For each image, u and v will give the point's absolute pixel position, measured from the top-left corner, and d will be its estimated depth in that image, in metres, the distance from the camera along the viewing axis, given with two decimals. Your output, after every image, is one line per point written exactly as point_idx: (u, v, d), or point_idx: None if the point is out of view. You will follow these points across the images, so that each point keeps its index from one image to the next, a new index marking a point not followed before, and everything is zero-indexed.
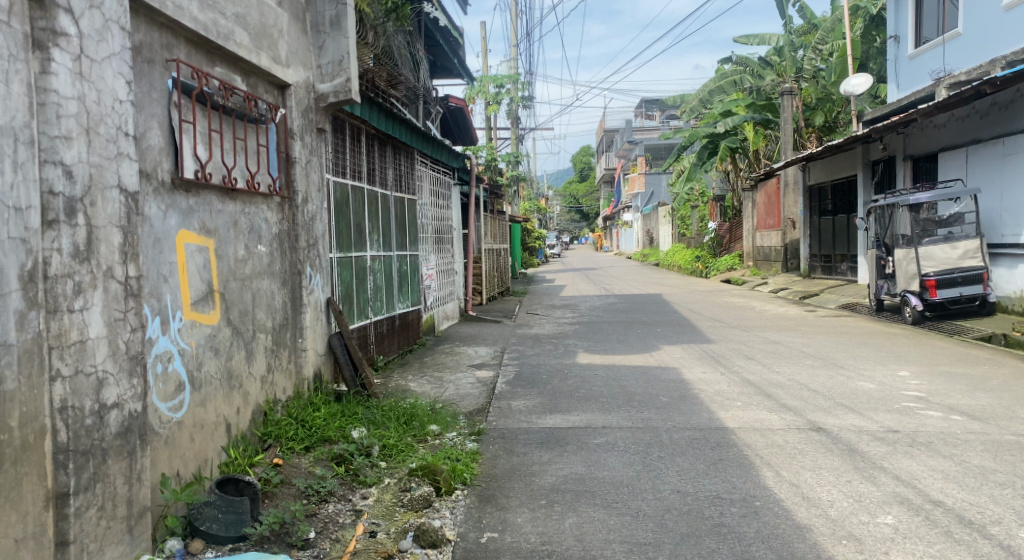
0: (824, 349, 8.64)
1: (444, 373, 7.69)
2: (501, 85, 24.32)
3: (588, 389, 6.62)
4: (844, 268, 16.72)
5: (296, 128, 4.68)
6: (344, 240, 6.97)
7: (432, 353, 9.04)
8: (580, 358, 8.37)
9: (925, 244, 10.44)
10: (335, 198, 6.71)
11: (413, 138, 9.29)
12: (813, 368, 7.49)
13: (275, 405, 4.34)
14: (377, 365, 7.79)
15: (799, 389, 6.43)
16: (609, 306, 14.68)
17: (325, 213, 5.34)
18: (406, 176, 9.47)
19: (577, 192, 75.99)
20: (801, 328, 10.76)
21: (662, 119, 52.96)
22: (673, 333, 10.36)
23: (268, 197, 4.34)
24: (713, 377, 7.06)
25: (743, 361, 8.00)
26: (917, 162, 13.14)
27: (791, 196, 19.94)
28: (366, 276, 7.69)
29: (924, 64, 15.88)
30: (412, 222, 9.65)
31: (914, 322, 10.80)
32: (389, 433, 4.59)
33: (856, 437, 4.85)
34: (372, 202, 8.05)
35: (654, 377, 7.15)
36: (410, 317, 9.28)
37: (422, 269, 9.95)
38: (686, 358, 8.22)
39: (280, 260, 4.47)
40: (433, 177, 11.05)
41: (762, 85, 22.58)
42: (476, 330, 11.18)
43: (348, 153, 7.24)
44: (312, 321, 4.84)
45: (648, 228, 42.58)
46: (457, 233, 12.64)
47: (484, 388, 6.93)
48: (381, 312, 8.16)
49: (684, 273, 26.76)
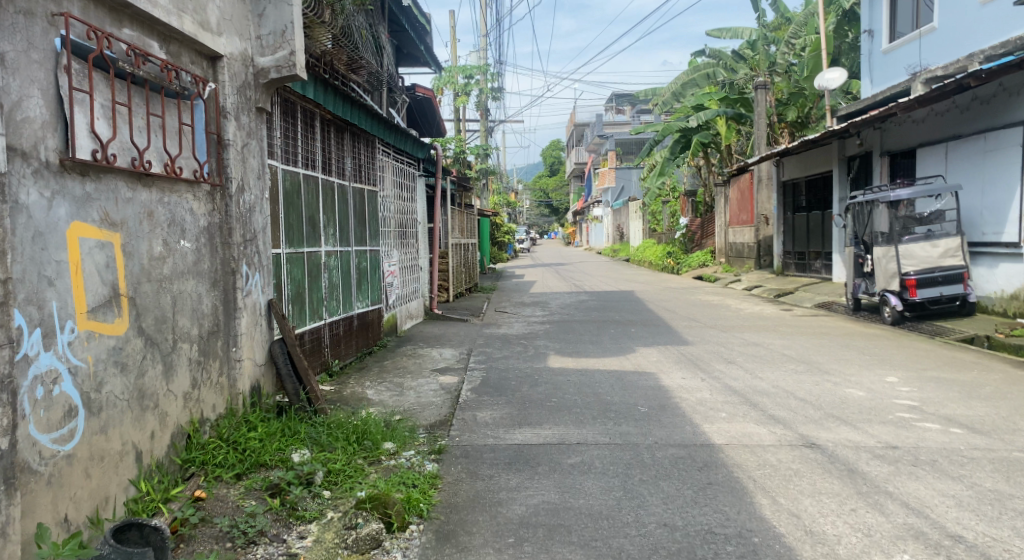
0: (806, 352, 8.27)
1: (406, 379, 7.14)
2: (470, 76, 23.76)
3: (560, 398, 6.15)
4: (818, 266, 16.49)
5: (229, 105, 4.09)
6: (294, 234, 6.41)
7: (394, 356, 8.47)
8: (552, 362, 7.89)
9: (905, 242, 10.13)
10: (283, 188, 6.17)
11: (375, 126, 8.72)
12: (797, 373, 7.10)
13: (202, 426, 3.78)
14: (332, 371, 7.20)
15: (785, 399, 6.02)
16: (580, 304, 14.25)
17: (267, 204, 4.75)
18: (367, 166, 8.88)
19: (547, 186, 75.57)
20: (780, 328, 10.42)
21: (633, 113, 52.67)
22: (648, 333, 9.94)
23: (194, 185, 3.75)
24: (693, 384, 6.64)
25: (722, 365, 7.59)
26: (894, 158, 12.89)
27: (764, 192, 19.77)
28: (321, 274, 7.11)
29: (898, 59, 15.65)
30: (373, 215, 9.07)
31: (894, 322, 10.54)
32: (336, 456, 4.05)
33: (854, 455, 4.43)
34: (328, 193, 7.49)
35: (630, 384, 6.70)
36: (371, 318, 8.70)
37: (384, 266, 9.38)
38: (663, 362, 7.79)
39: (208, 258, 3.90)
40: (397, 167, 10.47)
41: (736, 79, 22.38)
42: (442, 329, 10.63)
43: (299, 139, 6.69)
44: (248, 327, 4.27)
45: (618, 223, 42.29)
46: (423, 227, 12.08)
47: (447, 396, 6.42)
48: (337, 313, 7.57)
49: (656, 269, 26.49)
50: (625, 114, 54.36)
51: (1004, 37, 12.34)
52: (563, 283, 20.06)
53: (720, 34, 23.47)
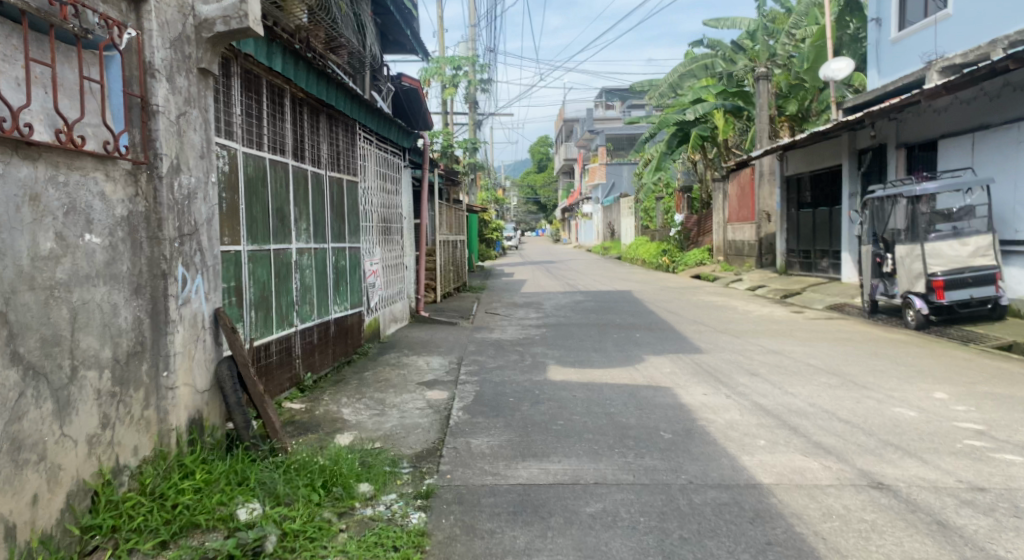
0: (833, 362, 7.47)
1: (387, 396, 6.26)
2: (458, 67, 22.86)
3: (567, 419, 5.33)
4: (825, 265, 15.74)
5: (159, 62, 3.21)
6: (256, 229, 5.54)
7: (376, 365, 7.60)
8: (552, 374, 7.03)
9: (932, 240, 9.38)
10: (244, 175, 5.33)
11: (354, 109, 7.83)
12: (831, 388, 6.27)
13: (117, 478, 2.92)
14: (304, 386, 6.33)
15: (829, 421, 5.21)
16: (577, 305, 13.40)
17: (216, 192, 3.83)
18: (345, 153, 7.97)
19: (536, 182, 74.68)
20: (796, 333, 9.64)
21: (623, 108, 51.82)
22: (655, 339, 9.12)
23: (104, 163, 2.91)
24: (718, 402, 5.83)
25: (745, 379, 6.75)
26: (911, 150, 12.15)
27: (766, 187, 19.17)
28: (291, 275, 6.25)
29: (911, 48, 14.87)
30: (353, 208, 8.18)
31: (918, 327, 9.72)
32: (296, 510, 3.18)
33: (939, 500, 3.63)
34: (303, 182, 6.63)
35: (645, 401, 5.89)
36: (349, 324, 7.83)
37: (365, 266, 8.48)
38: (678, 374, 6.97)
39: (129, 257, 3.04)
40: (380, 157, 9.57)
41: (734, 70, 21.64)
42: (430, 334, 9.77)
43: (266, 120, 5.84)
44: (185, 345, 3.36)
45: (609, 220, 41.43)
46: (408, 222, 11.18)
47: (436, 415, 5.59)
48: (310, 319, 6.70)
49: (650, 267, 25.73)
50: (615, 110, 53.45)
51: None
52: (557, 282, 19.26)
53: (717, 24, 22.66)
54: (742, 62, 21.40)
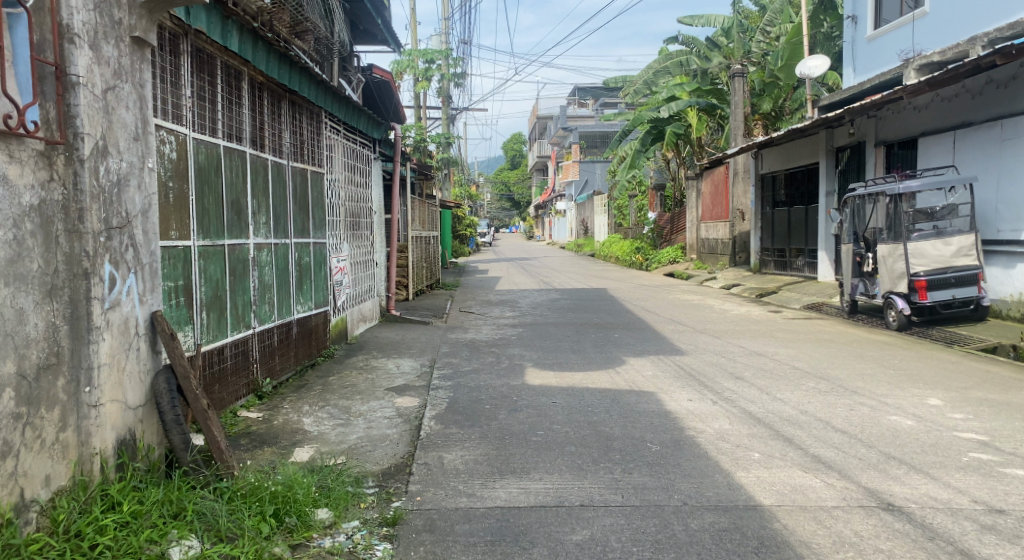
0: (819, 365, 7.21)
1: (353, 403, 5.83)
2: (431, 60, 22.36)
3: (547, 429, 4.97)
4: (800, 264, 15.62)
5: (79, 26, 2.80)
6: (208, 223, 5.10)
7: (342, 369, 7.16)
8: (529, 378, 6.67)
9: (915, 239, 9.21)
10: (195, 163, 4.87)
11: (319, 96, 7.35)
12: (821, 394, 5.99)
13: (20, 516, 2.49)
14: (262, 392, 5.88)
15: (825, 431, 4.91)
16: (552, 304, 13.08)
17: (154, 182, 3.37)
18: (309, 142, 7.47)
19: (508, 179, 74.26)
20: (777, 334, 9.41)
21: (595, 106, 51.61)
22: (634, 340, 8.81)
23: (5, 141, 2.51)
24: (705, 409, 5.51)
25: (730, 383, 6.45)
26: (890, 148, 12.01)
27: (740, 185, 19.07)
28: (248, 273, 5.79)
29: (887, 45, 14.78)
30: (319, 201, 7.71)
31: (899, 328, 9.54)
32: (241, 547, 2.76)
33: (956, 525, 3.33)
34: (263, 172, 6.18)
35: (630, 409, 5.55)
36: (314, 325, 7.37)
37: (331, 263, 8.02)
38: (661, 378, 6.65)
39: (39, 252, 2.62)
40: (348, 148, 9.10)
41: (708, 67, 21.22)
42: (400, 334, 9.34)
43: (221, 105, 5.39)
44: (113, 355, 2.92)
45: (582, 217, 41.23)
46: (378, 217, 10.71)
47: (405, 425, 5.18)
48: (269, 320, 6.24)
49: (623, 265, 25.56)
50: (588, 107, 53.25)
51: (1008, 18, 11.48)
52: (530, 279, 18.94)
53: (692, 21, 22.48)
54: (717, 59, 21.24)
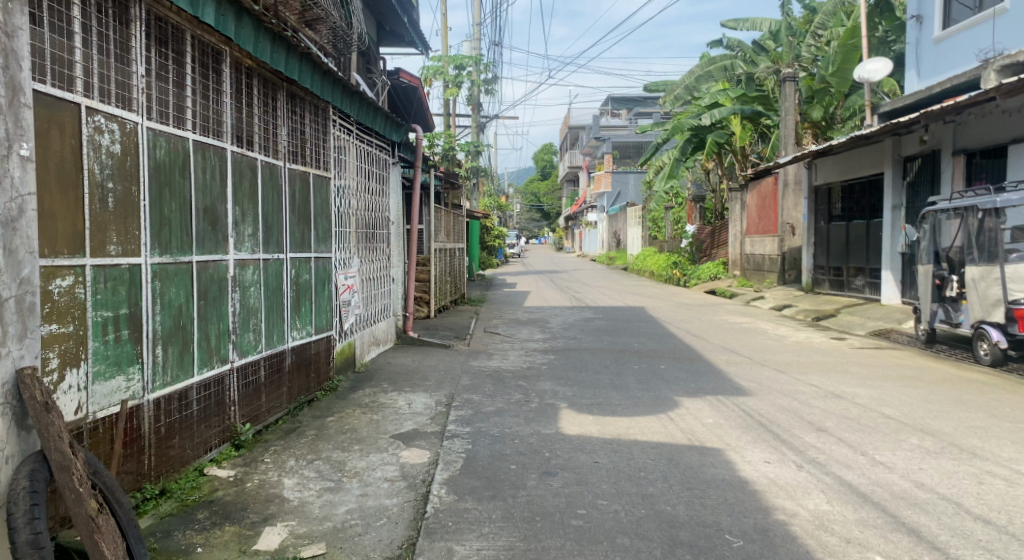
0: (915, 413, 5.94)
1: (348, 457, 4.75)
2: (461, 66, 21.49)
3: (591, 509, 3.85)
4: (860, 284, 14.30)
5: None
6: (168, 235, 4.10)
7: (344, 406, 6.09)
8: (563, 425, 5.54)
9: (1014, 261, 7.97)
10: (150, 159, 3.92)
11: (324, 86, 6.33)
12: (934, 456, 4.77)
13: None
14: (241, 440, 4.86)
15: (960, 519, 3.71)
16: (586, 324, 11.92)
17: (24, 183, 2.95)
18: (313, 141, 6.46)
19: (539, 190, 73.28)
20: (850, 368, 8.14)
21: (629, 116, 50.43)
22: (684, 374, 7.62)
23: None
24: (791, 477, 4.34)
25: (812, 438, 5.24)
26: (970, 157, 10.72)
27: (791, 197, 17.63)
28: (225, 297, 4.80)
29: (960, 45, 13.46)
30: (325, 208, 6.71)
31: (994, 364, 8.25)
32: None
33: None
34: (250, 175, 5.16)
35: (693, 475, 4.39)
36: (314, 353, 6.32)
37: (336, 280, 6.95)
38: (724, 429, 5.47)
39: None
40: (362, 151, 8.11)
41: (755, 72, 20.11)
42: (417, 360, 8.29)
43: (194, 89, 4.41)
44: None
45: (615, 229, 39.91)
46: (398, 228, 9.68)
47: (411, 495, 4.11)
48: (254, 352, 5.19)
49: (659, 280, 24.34)
50: (620, 117, 52.02)
51: None
52: (562, 295, 17.84)
53: (737, 24, 21.28)
54: (764, 63, 19.97)
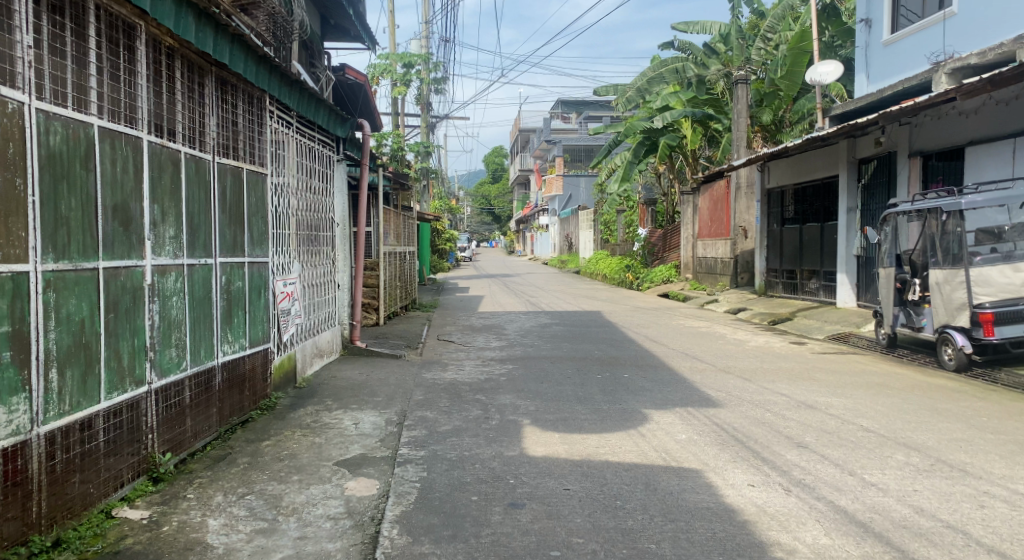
0: (893, 425, 5.66)
1: (284, 491, 4.17)
2: (410, 64, 20.86)
3: (567, 551, 3.38)
4: (814, 287, 14.27)
5: None
6: (66, 237, 3.49)
7: (282, 428, 5.48)
8: (527, 445, 5.06)
9: (978, 264, 7.84)
10: (42, 148, 3.32)
11: (258, 72, 5.71)
12: (925, 475, 4.45)
13: None
14: (159, 473, 4.22)
15: (971, 553, 3.37)
16: (543, 330, 11.48)
17: None
18: (247, 133, 5.84)
19: (489, 193, 72.92)
20: (817, 375, 7.89)
21: (579, 119, 50.43)
22: (648, 384, 7.23)
23: None
24: (781, 504, 3.95)
25: (795, 455, 4.88)
26: (927, 159, 10.67)
27: (743, 200, 17.58)
28: (142, 309, 4.17)
29: (909, 49, 13.52)
30: (260, 207, 6.08)
31: (959, 369, 8.11)
32: None
33: None
34: (172, 170, 4.53)
35: (674, 503, 3.96)
36: (247, 369, 5.68)
37: (273, 287, 6.32)
38: (700, 446, 5.07)
39: None
40: (303, 146, 7.48)
41: (705, 74, 20.05)
42: (365, 372, 7.71)
43: (101, 68, 3.77)
44: None
45: (566, 232, 39.77)
46: (343, 231, 9.05)
47: (358, 538, 3.57)
48: (177, 370, 4.55)
49: (611, 283, 24.17)
50: (570, 120, 51.98)
51: None
52: (515, 299, 17.40)
53: (688, 26, 21.19)
54: (715, 66, 19.89)
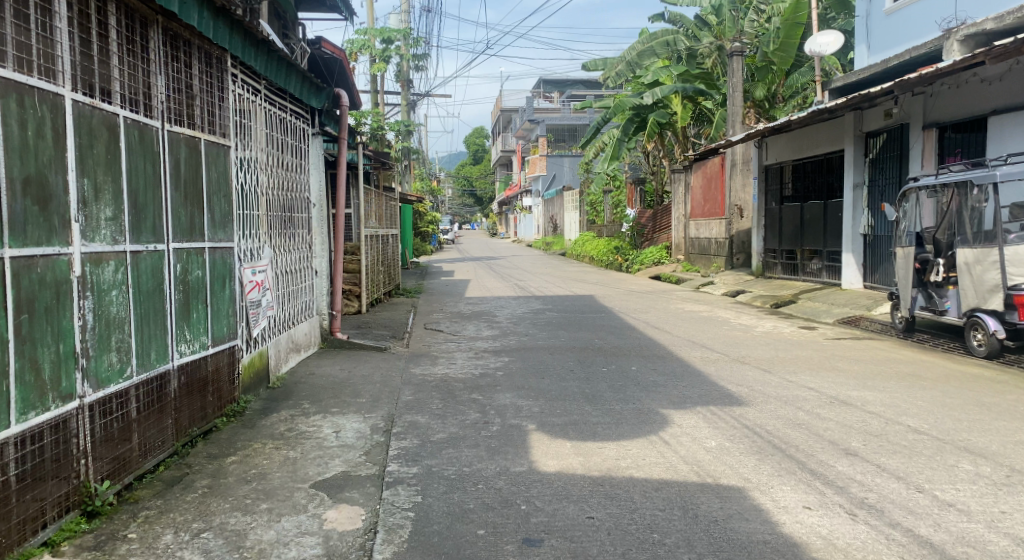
0: (945, 425, 5.02)
1: (249, 526, 3.43)
2: (389, 39, 19.91)
3: None
4: (816, 267, 13.68)
5: None
6: None
7: (252, 439, 4.74)
8: (536, 458, 4.35)
9: (1014, 242, 7.20)
10: None
11: (216, 23, 4.87)
12: (1006, 489, 3.81)
13: None
14: (96, 507, 3.47)
15: None
16: (537, 317, 10.77)
17: None
18: (205, 97, 5.03)
19: (471, 174, 71.67)
20: (840, 365, 7.26)
21: (562, 98, 49.37)
22: (661, 379, 6.54)
23: None
24: (851, 534, 3.28)
25: (846, 465, 4.21)
26: (943, 131, 10.03)
27: (739, 178, 16.92)
28: (71, 306, 3.40)
29: (917, 16, 12.86)
30: (223, 183, 5.29)
31: (989, 356, 7.53)
32: None
33: None
34: (107, 137, 3.73)
35: (722, 535, 3.28)
36: (210, 371, 4.92)
37: (240, 275, 5.55)
38: (735, 456, 4.39)
39: None
40: (273, 116, 6.65)
41: (698, 48, 19.27)
42: (346, 368, 6.97)
43: None
44: None
45: (550, 213, 38.86)
46: (320, 213, 8.24)
47: None
48: (121, 379, 3.79)
49: (600, 266, 23.49)
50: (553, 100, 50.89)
51: None
52: (503, 284, 16.62)
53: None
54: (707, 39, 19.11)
